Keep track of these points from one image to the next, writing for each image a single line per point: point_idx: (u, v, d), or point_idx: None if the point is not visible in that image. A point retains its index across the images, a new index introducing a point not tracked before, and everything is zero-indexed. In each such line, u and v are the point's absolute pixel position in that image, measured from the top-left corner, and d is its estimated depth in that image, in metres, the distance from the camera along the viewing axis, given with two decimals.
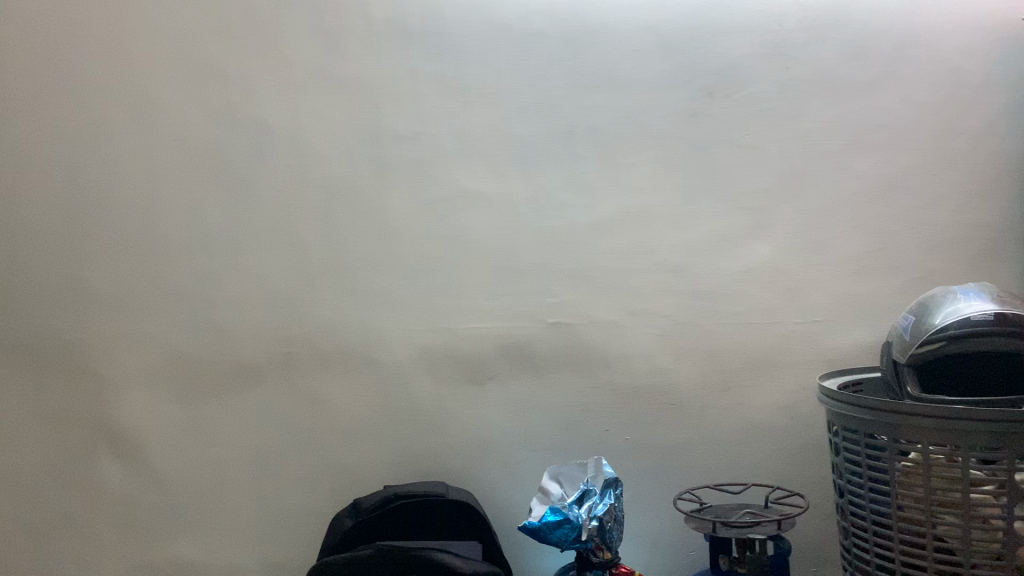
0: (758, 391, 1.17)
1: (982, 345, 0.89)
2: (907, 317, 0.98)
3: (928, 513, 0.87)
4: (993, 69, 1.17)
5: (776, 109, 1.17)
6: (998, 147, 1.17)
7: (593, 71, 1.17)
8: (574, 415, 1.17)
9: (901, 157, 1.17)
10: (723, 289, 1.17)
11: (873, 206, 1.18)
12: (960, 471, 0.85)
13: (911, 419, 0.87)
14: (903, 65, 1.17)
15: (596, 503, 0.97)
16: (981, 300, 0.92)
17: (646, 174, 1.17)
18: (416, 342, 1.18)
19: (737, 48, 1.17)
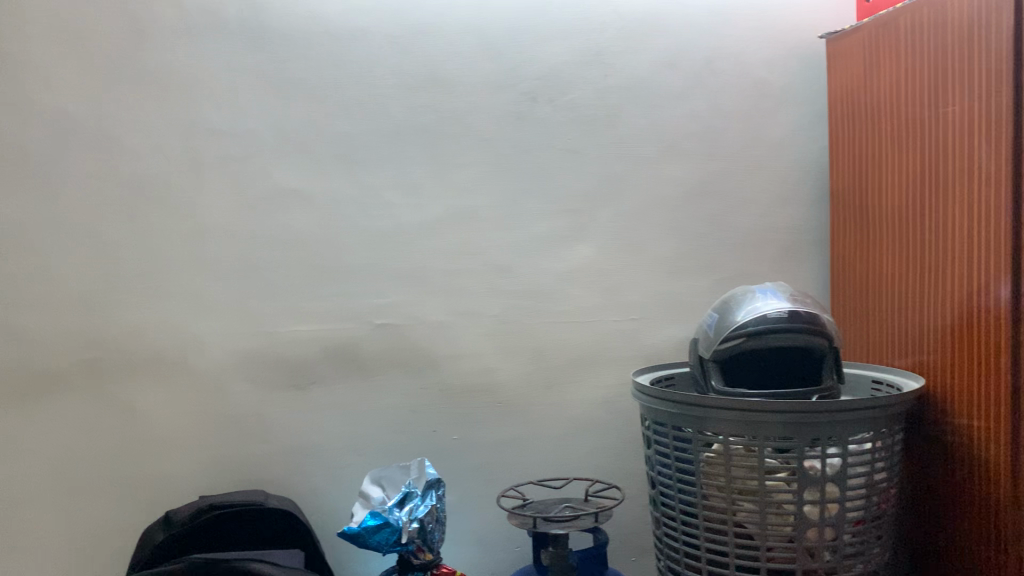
0: (580, 387, 1.20)
1: (777, 341, 0.95)
2: (712, 315, 1.04)
3: (729, 501, 0.93)
4: (792, 83, 1.26)
5: (596, 114, 1.21)
6: (796, 156, 1.26)
7: (418, 71, 1.17)
8: (399, 417, 1.17)
9: (711, 163, 1.24)
10: (547, 289, 1.20)
11: (686, 210, 1.23)
12: (757, 460, 0.90)
13: (714, 413, 0.92)
14: (713, 76, 1.24)
15: (417, 505, 0.98)
16: (776, 299, 0.98)
17: (472, 175, 1.18)
18: (237, 345, 1.14)
19: (558, 54, 1.19)
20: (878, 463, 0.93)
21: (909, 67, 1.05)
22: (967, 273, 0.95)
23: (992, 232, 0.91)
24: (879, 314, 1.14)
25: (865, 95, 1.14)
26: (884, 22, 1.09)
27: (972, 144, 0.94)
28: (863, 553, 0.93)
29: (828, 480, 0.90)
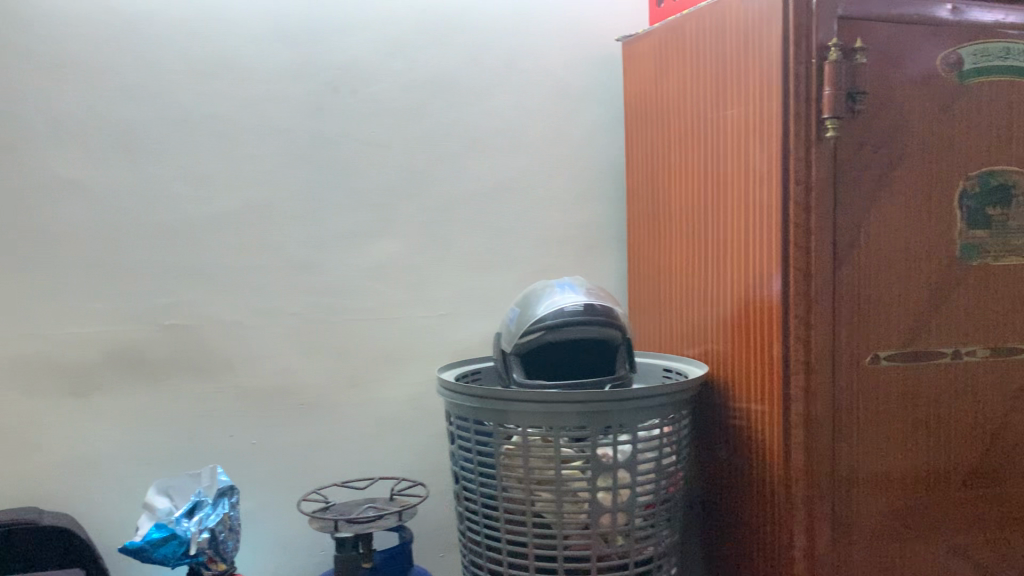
0: (386, 385, 1.19)
1: (573, 334, 0.98)
2: (513, 309, 1.05)
3: (527, 491, 0.94)
4: (592, 83, 1.30)
5: (400, 107, 1.19)
6: (596, 154, 1.30)
7: (210, 57, 1.11)
8: (192, 422, 1.11)
9: (516, 160, 1.26)
10: (350, 285, 1.18)
11: (491, 206, 1.25)
12: (553, 450, 0.92)
13: (512, 405, 0.93)
14: (516, 73, 1.25)
15: (208, 514, 0.93)
16: (573, 293, 1.01)
17: (269, 167, 1.14)
18: (5, 351, 1.05)
19: (359, 46, 1.17)
20: (666, 447, 0.97)
21: (695, 72, 1.10)
22: (746, 267, 1.02)
23: (766, 229, 0.97)
24: (671, 306, 1.19)
25: (658, 97, 1.19)
26: (673, 28, 1.14)
27: (749, 145, 1.00)
28: (653, 536, 0.97)
29: (620, 466, 0.94)
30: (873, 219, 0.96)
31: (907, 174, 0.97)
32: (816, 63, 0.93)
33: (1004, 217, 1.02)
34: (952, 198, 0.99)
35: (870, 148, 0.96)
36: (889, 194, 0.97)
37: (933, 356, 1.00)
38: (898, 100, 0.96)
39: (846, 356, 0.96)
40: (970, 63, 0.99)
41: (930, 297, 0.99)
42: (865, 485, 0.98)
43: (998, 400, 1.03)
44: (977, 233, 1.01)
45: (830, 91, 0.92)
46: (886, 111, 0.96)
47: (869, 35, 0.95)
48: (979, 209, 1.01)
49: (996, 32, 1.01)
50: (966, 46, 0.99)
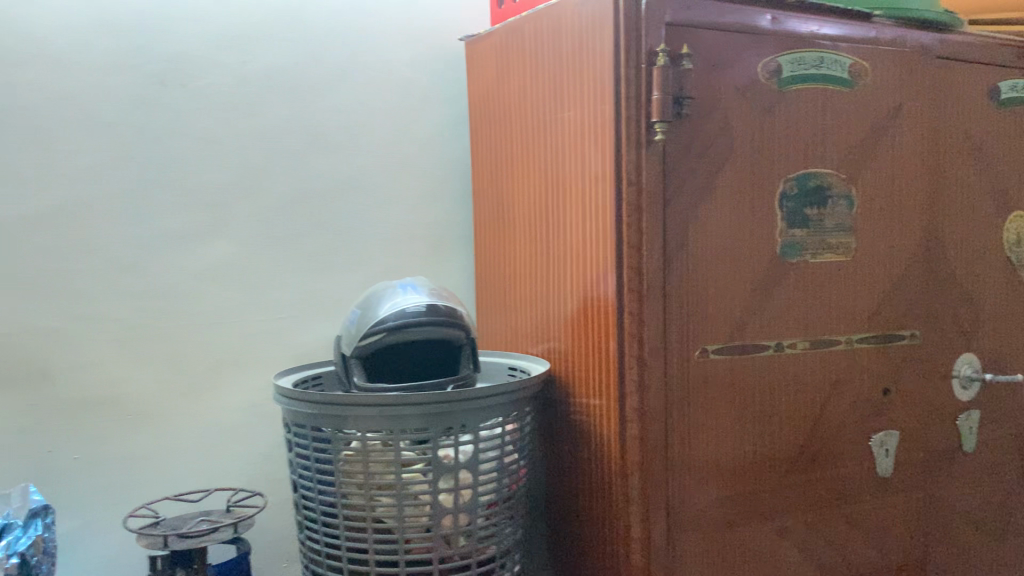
0: (222, 392, 1.14)
1: (413, 335, 0.97)
2: (354, 311, 1.03)
3: (367, 497, 0.92)
4: (436, 81, 1.29)
5: (234, 101, 1.15)
6: (440, 152, 1.30)
7: (22, 45, 1.03)
8: (5, 438, 1.03)
9: (358, 158, 1.23)
10: (182, 288, 1.12)
11: (333, 205, 1.22)
12: (393, 454, 0.91)
13: (350, 410, 0.91)
14: (358, 69, 1.23)
15: (17, 538, 0.87)
16: (415, 293, 1.00)
17: (90, 162, 1.07)
18: None
19: (189, 36, 1.12)
20: (508, 446, 0.98)
21: (535, 73, 1.11)
22: (585, 266, 1.03)
23: (602, 228, 0.99)
24: (515, 305, 1.20)
25: (499, 98, 1.20)
26: (513, 29, 1.15)
27: (585, 146, 1.02)
28: (495, 534, 0.97)
29: (461, 467, 0.93)
30: (701, 218, 1.00)
31: (732, 175, 1.02)
32: (645, 67, 0.96)
33: (819, 215, 1.09)
34: (773, 198, 1.05)
35: (697, 150, 0.99)
36: (715, 196, 1.01)
37: (758, 348, 1.05)
38: (722, 105, 1.01)
39: (678, 351, 1.00)
40: (788, 71, 1.05)
41: (755, 292, 1.05)
42: (698, 476, 1.01)
43: (818, 389, 1.09)
44: (795, 231, 1.07)
45: (659, 94, 0.95)
46: (711, 116, 1.00)
47: (695, 41, 0.99)
48: (796, 208, 1.07)
49: (811, 42, 1.07)
50: (785, 54, 1.05)
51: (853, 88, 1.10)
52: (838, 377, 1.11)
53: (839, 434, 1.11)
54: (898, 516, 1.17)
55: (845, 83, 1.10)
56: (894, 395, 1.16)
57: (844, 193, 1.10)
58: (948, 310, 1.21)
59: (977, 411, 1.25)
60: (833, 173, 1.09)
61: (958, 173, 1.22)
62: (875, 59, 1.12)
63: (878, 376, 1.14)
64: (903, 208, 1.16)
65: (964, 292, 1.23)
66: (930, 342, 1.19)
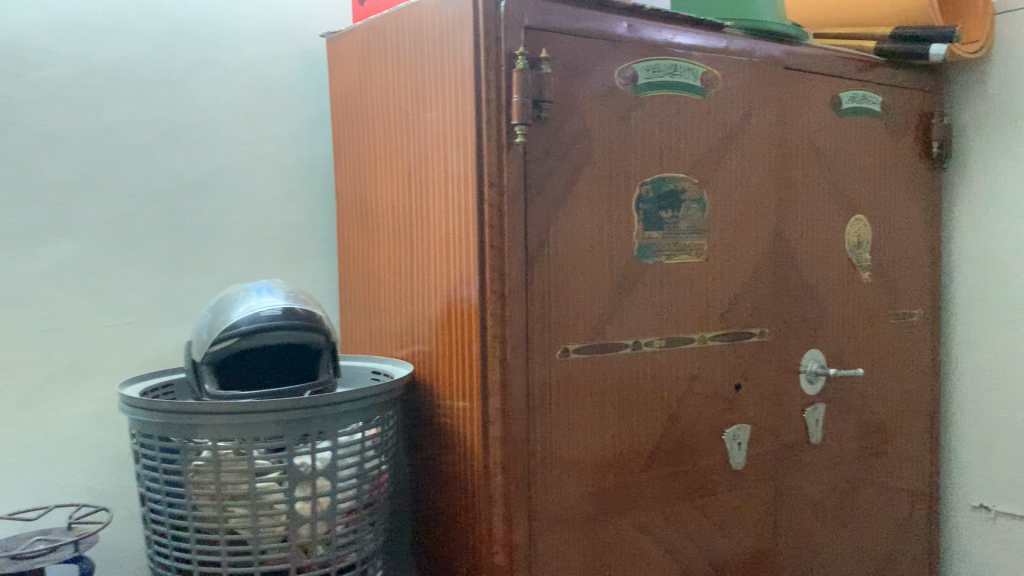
0: (62, 402, 1.08)
1: (269, 339, 0.94)
2: (205, 316, 0.99)
3: (219, 508, 0.89)
4: (296, 78, 1.26)
5: (77, 94, 1.08)
6: (301, 151, 1.27)
7: None
8: None
9: (214, 156, 1.19)
10: (17, 292, 1.05)
11: (186, 204, 1.17)
12: (247, 463, 0.88)
13: (201, 419, 0.88)
14: (214, 64, 1.19)
15: None
16: (271, 297, 0.97)
17: None
18: None
19: (26, 24, 1.05)
20: (368, 451, 0.96)
21: (396, 73, 1.10)
22: (446, 268, 1.03)
23: (463, 229, 0.99)
24: (378, 308, 1.18)
25: (361, 97, 1.18)
26: (374, 28, 1.14)
27: (445, 148, 1.02)
28: (356, 541, 0.96)
29: (319, 474, 0.91)
30: (561, 220, 1.02)
31: (590, 179, 1.04)
32: (504, 70, 0.96)
33: (674, 219, 1.12)
34: (630, 201, 1.08)
35: (557, 153, 1.01)
36: (574, 199, 1.03)
37: (617, 347, 1.08)
38: (581, 109, 1.02)
39: (540, 352, 1.01)
40: (644, 78, 1.08)
41: (613, 293, 1.07)
42: (560, 475, 1.03)
43: (674, 386, 1.13)
44: (652, 234, 1.10)
45: (518, 97, 0.95)
46: (570, 120, 1.01)
47: (554, 46, 1.00)
48: (653, 211, 1.10)
49: (667, 50, 1.10)
50: (641, 61, 1.08)
51: (705, 96, 1.14)
52: (693, 373, 1.15)
53: (694, 430, 1.15)
54: (750, 506, 1.22)
55: (698, 91, 1.14)
56: (746, 390, 1.21)
57: (697, 198, 1.14)
58: (795, 309, 1.28)
59: (822, 404, 1.32)
60: (687, 177, 1.13)
61: (803, 180, 1.29)
62: (726, 69, 1.17)
63: (731, 372, 1.19)
64: (753, 212, 1.21)
65: (809, 292, 1.30)
66: (778, 339, 1.25)
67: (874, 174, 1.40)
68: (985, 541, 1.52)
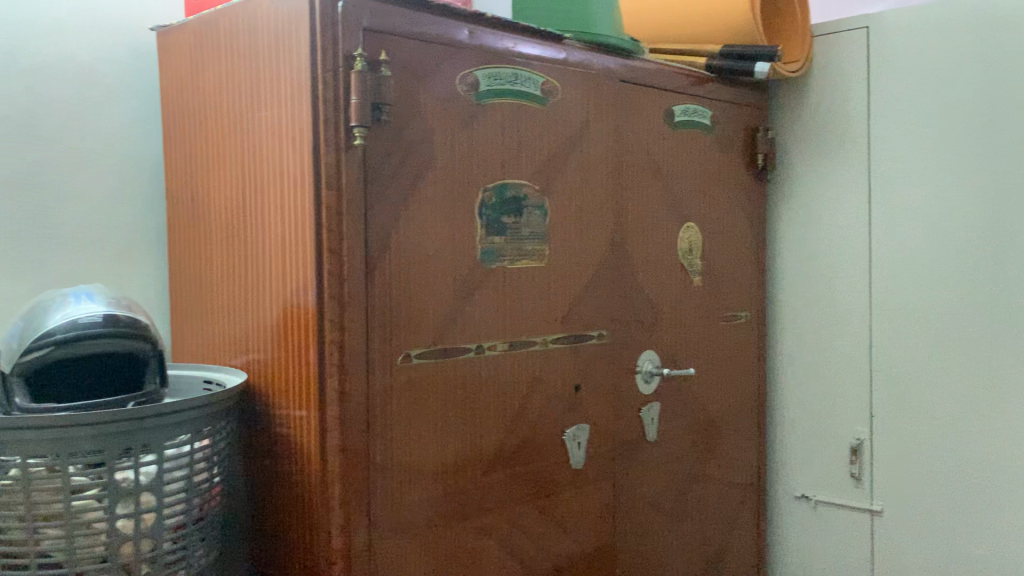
0: None
1: (88, 348, 0.88)
2: (16, 323, 0.92)
3: (30, 530, 0.83)
4: (122, 73, 1.20)
5: None
6: (128, 150, 1.21)
7: None
8: None
9: (31, 153, 1.11)
10: None
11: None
12: (62, 480, 0.83)
13: (10, 434, 0.81)
14: (30, 56, 1.11)
15: None
16: (91, 303, 0.91)
17: None
18: None
19: None
20: (198, 464, 0.92)
21: (229, 71, 1.07)
22: (282, 272, 1.00)
23: (299, 232, 0.97)
24: (211, 315, 1.14)
25: (193, 95, 1.14)
26: (206, 24, 1.10)
27: (281, 149, 0.99)
28: (184, 559, 0.91)
29: (143, 489, 0.86)
30: (401, 225, 1.01)
31: (431, 183, 1.04)
32: (342, 71, 0.95)
33: (516, 225, 1.14)
34: (472, 206, 1.08)
35: (397, 157, 1.00)
36: (415, 203, 1.02)
37: (458, 352, 1.08)
38: (421, 114, 1.02)
39: (379, 358, 0.99)
40: (485, 85, 1.09)
41: (455, 298, 1.07)
42: (401, 480, 1.02)
43: (515, 388, 1.15)
44: (494, 239, 1.11)
45: (357, 99, 0.94)
46: (410, 124, 1.01)
47: (393, 49, 0.99)
48: (495, 217, 1.11)
49: (506, 59, 1.12)
50: (481, 68, 1.09)
51: (545, 104, 1.17)
52: (534, 375, 1.17)
53: (535, 431, 1.17)
54: (589, 504, 1.25)
55: (538, 100, 1.16)
56: (586, 391, 1.24)
57: (538, 204, 1.16)
58: (631, 312, 1.33)
59: (657, 404, 1.37)
60: (528, 184, 1.15)
61: (638, 188, 1.34)
62: (565, 79, 1.20)
63: (571, 375, 1.22)
64: (591, 218, 1.25)
65: (645, 296, 1.35)
66: (615, 342, 1.29)
67: (705, 184, 1.47)
68: (805, 529, 1.62)
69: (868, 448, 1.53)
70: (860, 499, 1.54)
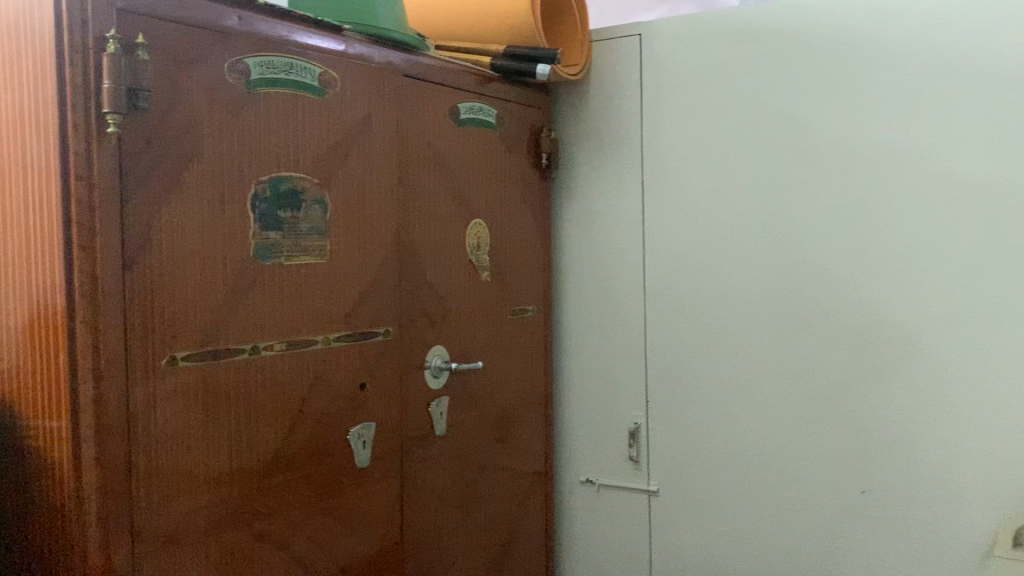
0: None
1: None
2: None
3: None
4: None
5: None
6: None
7: None
8: None
9: None
10: None
11: None
12: None
13: None
14: None
15: None
16: None
17: None
18: None
19: None
20: None
21: None
22: (26, 270, 0.92)
23: (45, 227, 0.89)
24: None
25: None
26: None
27: (23, 135, 0.91)
28: None
29: None
30: (163, 219, 0.95)
31: (198, 176, 0.99)
32: (92, 54, 0.88)
33: (294, 219, 1.10)
34: (244, 200, 1.04)
35: (156, 147, 0.94)
36: (180, 197, 0.97)
37: (230, 353, 1.03)
38: (185, 102, 0.97)
39: (141, 361, 0.93)
40: (257, 73, 1.05)
41: (226, 296, 1.03)
42: (167, 490, 0.96)
43: (295, 388, 1.12)
44: (269, 234, 1.07)
45: (109, 84, 0.88)
46: (173, 112, 0.96)
47: (152, 32, 0.93)
48: (269, 211, 1.07)
49: (282, 47, 1.08)
50: (253, 56, 1.05)
51: (322, 96, 1.14)
52: (316, 374, 1.14)
53: (318, 431, 1.15)
54: (375, 502, 1.24)
55: (315, 91, 1.13)
56: (371, 389, 1.23)
57: (317, 197, 1.13)
58: (418, 307, 1.33)
59: (445, 398, 1.38)
60: (306, 177, 1.12)
61: (424, 184, 1.34)
62: (345, 72, 1.18)
63: (354, 373, 1.20)
64: (374, 214, 1.23)
65: (432, 291, 1.36)
66: (401, 339, 1.29)
67: (491, 181, 1.49)
68: (590, 512, 1.69)
69: (644, 432, 1.62)
70: (638, 480, 1.63)
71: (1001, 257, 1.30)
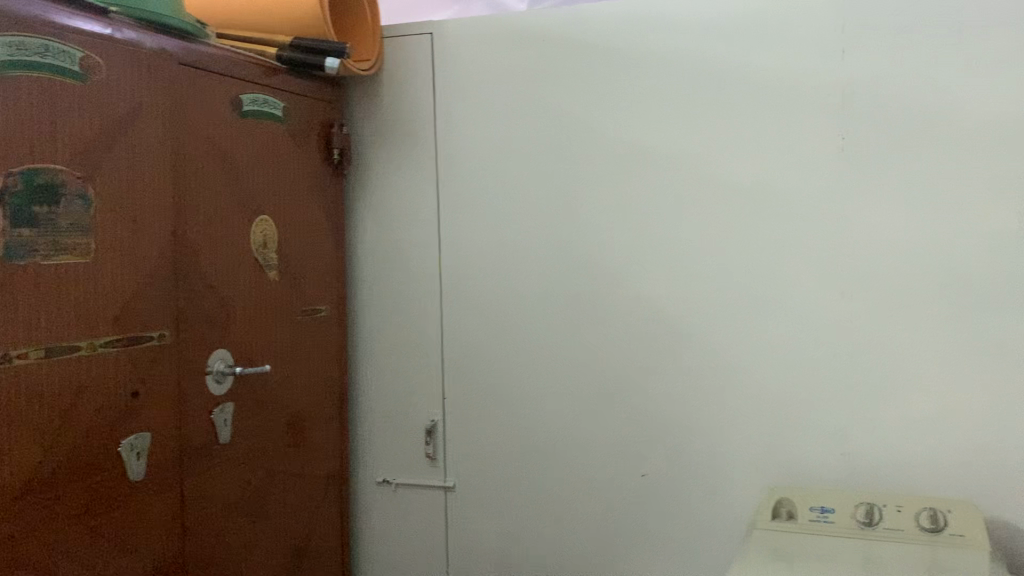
0: None
1: None
2: None
3: None
4: None
5: None
6: None
7: None
8: None
9: None
10: None
11: None
12: None
13: None
14: None
15: None
16: None
17: None
18: None
19: None
20: None
21: None
22: None
23: None
24: None
25: None
26: None
27: None
28: None
29: None
30: None
31: None
32: None
33: (51, 215, 1.01)
34: None
35: None
36: None
37: None
38: None
39: None
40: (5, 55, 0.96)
41: None
42: None
43: (57, 400, 1.03)
44: (22, 232, 0.98)
45: None
46: None
47: None
48: (22, 207, 0.98)
49: (36, 27, 0.99)
50: None
51: (83, 82, 1.05)
52: (80, 383, 1.06)
53: (84, 444, 1.06)
54: (151, 517, 1.16)
55: (75, 76, 1.04)
56: (144, 397, 1.15)
57: (78, 191, 1.05)
58: (198, 309, 1.26)
59: (230, 403, 1.32)
60: (66, 170, 1.03)
61: (203, 179, 1.27)
62: (110, 57, 1.10)
63: (125, 380, 1.12)
64: (147, 211, 1.15)
65: (213, 292, 1.29)
66: (178, 343, 1.21)
67: (278, 177, 1.44)
68: (386, 511, 1.68)
69: (441, 428, 1.62)
70: (435, 477, 1.64)
71: (762, 254, 1.41)
